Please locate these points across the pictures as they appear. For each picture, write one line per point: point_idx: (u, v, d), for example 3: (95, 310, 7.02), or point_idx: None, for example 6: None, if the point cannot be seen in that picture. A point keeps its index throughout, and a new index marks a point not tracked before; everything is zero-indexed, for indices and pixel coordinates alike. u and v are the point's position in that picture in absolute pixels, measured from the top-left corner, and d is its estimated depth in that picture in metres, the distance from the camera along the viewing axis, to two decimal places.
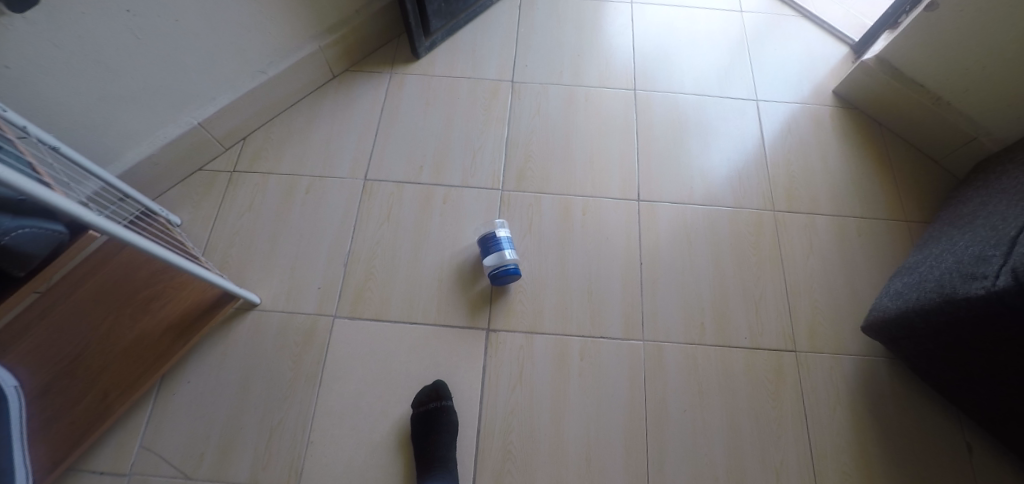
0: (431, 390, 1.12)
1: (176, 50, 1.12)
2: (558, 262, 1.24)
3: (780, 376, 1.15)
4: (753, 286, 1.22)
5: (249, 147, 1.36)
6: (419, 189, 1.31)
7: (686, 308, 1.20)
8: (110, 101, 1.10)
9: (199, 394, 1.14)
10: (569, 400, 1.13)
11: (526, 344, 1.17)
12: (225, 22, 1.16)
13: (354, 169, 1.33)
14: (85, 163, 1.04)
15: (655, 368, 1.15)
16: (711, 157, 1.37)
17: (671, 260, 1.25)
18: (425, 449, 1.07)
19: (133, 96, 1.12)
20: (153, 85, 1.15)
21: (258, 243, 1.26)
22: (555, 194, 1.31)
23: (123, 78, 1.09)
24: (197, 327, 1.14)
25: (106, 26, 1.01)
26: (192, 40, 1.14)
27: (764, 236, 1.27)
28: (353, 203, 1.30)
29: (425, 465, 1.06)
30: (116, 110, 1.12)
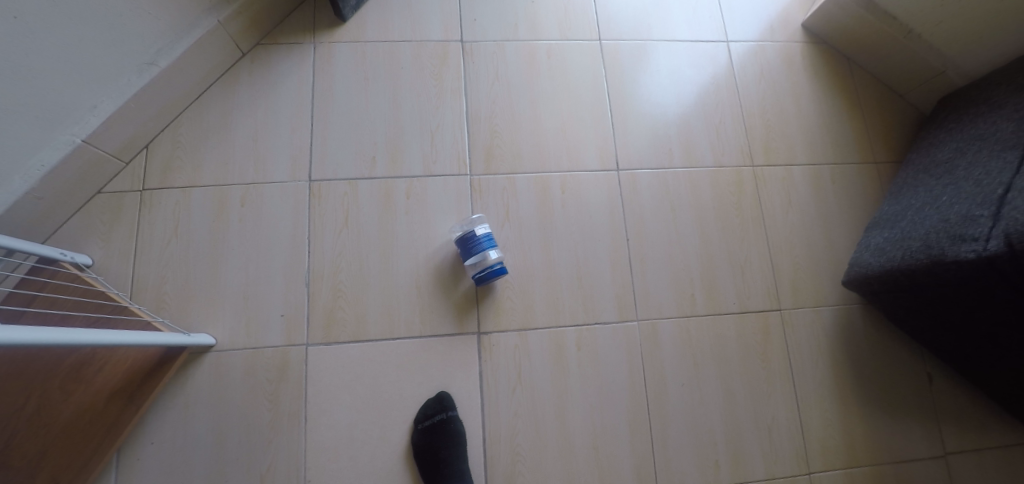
0: (436, 400, 1.06)
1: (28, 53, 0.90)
2: (543, 249, 1.15)
3: (767, 335, 1.17)
4: (738, 249, 1.21)
5: (155, 158, 1.16)
6: (376, 185, 1.16)
7: (676, 281, 1.17)
8: None
9: (168, 453, 1.02)
10: (572, 393, 1.09)
11: (521, 342, 1.10)
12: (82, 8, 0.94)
13: (295, 170, 1.16)
14: None
15: (652, 347, 1.13)
16: (686, 110, 1.29)
17: (657, 231, 1.19)
18: (434, 464, 1.02)
19: None
20: (8, 105, 0.92)
21: (197, 272, 1.11)
22: (529, 173, 1.19)
23: None
24: (147, 388, 0.99)
25: None
26: (45, 37, 0.92)
27: (744, 194, 1.24)
28: (301, 210, 1.14)
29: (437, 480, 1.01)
30: None
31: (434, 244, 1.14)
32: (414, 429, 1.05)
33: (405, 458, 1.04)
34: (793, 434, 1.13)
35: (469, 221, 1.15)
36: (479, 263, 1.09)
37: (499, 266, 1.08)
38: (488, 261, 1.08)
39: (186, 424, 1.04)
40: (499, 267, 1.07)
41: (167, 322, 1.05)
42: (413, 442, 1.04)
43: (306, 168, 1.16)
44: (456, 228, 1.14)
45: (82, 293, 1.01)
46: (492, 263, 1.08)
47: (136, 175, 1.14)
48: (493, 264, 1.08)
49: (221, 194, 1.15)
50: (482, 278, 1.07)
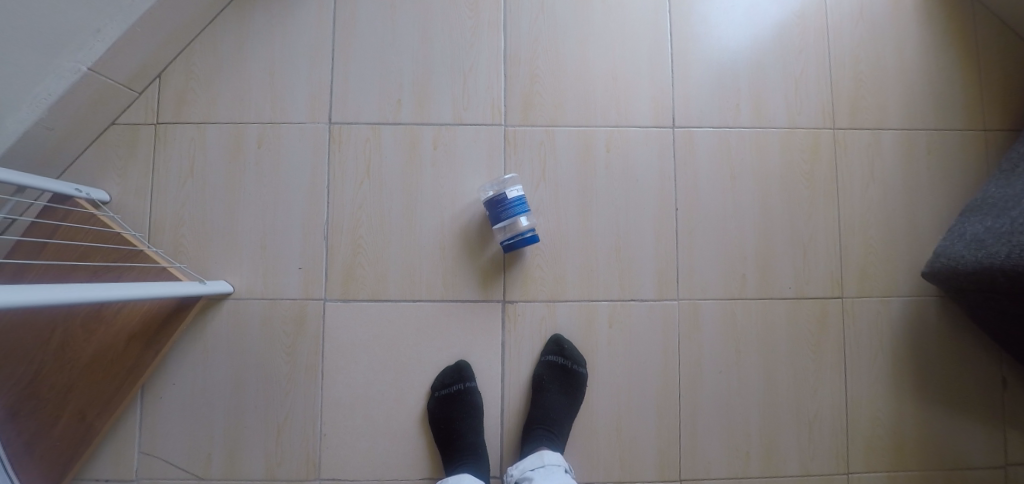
0: (454, 369, 1.01)
1: None
2: (580, 215, 1.04)
3: (823, 325, 1.05)
4: (803, 225, 1.06)
5: (169, 89, 1.07)
6: (401, 131, 1.05)
7: (727, 258, 1.05)
8: None
9: (190, 395, 1.02)
10: (599, 371, 1.02)
11: (548, 314, 1.03)
12: None
13: (314, 111, 1.06)
14: None
15: (691, 329, 1.03)
16: (764, 57, 1.09)
17: (712, 201, 1.05)
18: (449, 434, 0.99)
19: None
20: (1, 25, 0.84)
21: (214, 216, 1.05)
22: (572, 126, 1.05)
23: None
24: (163, 334, 0.97)
25: None
26: None
27: (819, 162, 1.07)
28: (320, 156, 1.05)
29: (451, 450, 0.99)
30: None
31: (459, 202, 1.04)
32: (431, 396, 1.02)
33: (421, 423, 1.02)
34: (837, 431, 1.04)
35: (503, 181, 1.04)
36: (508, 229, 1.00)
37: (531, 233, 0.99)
38: (518, 227, 1.00)
39: (206, 369, 1.03)
40: (531, 234, 0.99)
41: (185, 269, 1.02)
42: (429, 409, 1.01)
43: (326, 109, 1.06)
44: (487, 188, 1.04)
45: (98, 232, 0.97)
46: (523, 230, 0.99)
47: (150, 106, 1.07)
48: (524, 232, 0.99)
49: (238, 135, 1.07)
50: (510, 244, 0.99)
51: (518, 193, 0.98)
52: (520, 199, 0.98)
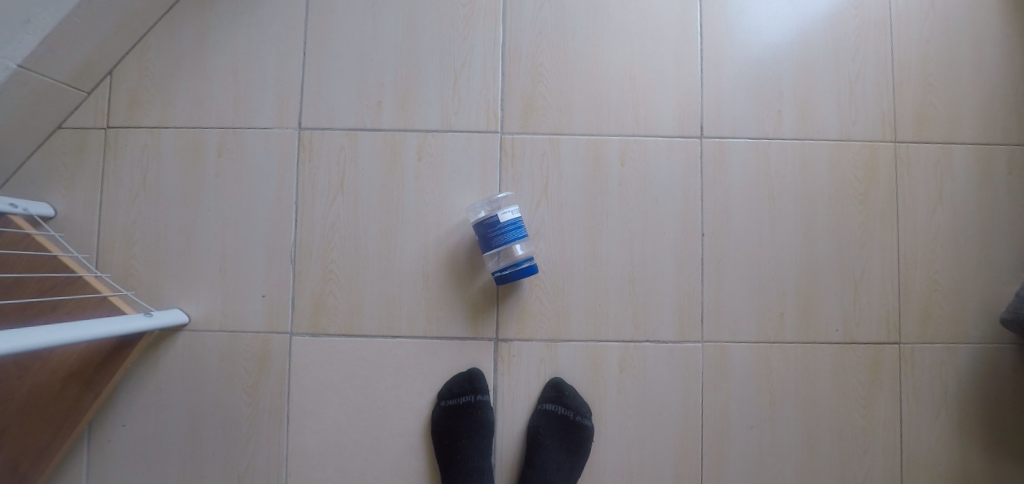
0: (466, 377, 0.87)
1: None
2: (588, 241, 0.89)
3: (875, 374, 0.89)
4: (855, 256, 0.89)
5: (121, 88, 0.94)
6: (381, 138, 0.91)
7: (762, 295, 0.88)
8: None
9: (141, 438, 0.90)
10: (607, 424, 0.87)
11: (548, 356, 0.88)
12: None
13: (282, 115, 0.92)
14: None
15: (717, 377, 0.88)
16: (813, 54, 0.91)
17: (746, 226, 0.89)
18: (452, 453, 0.86)
19: None
20: None
21: (169, 234, 0.92)
22: (580, 134, 0.90)
23: None
24: (107, 373, 0.85)
25: None
26: None
27: (876, 181, 0.90)
28: (288, 167, 0.91)
29: (452, 471, 0.85)
30: None
31: (446, 222, 0.90)
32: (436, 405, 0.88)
33: (424, 437, 0.88)
34: None
35: (498, 202, 0.89)
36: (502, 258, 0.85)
37: (529, 264, 0.85)
38: (515, 256, 0.85)
39: (160, 409, 0.90)
40: (529, 265, 0.84)
41: (133, 298, 0.90)
42: (433, 419, 0.87)
43: (296, 113, 0.92)
44: (479, 208, 0.89)
45: (31, 255, 0.85)
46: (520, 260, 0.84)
47: (100, 108, 0.94)
48: (521, 262, 0.85)
49: (197, 141, 0.93)
50: (504, 275, 0.84)
51: (514, 216, 0.83)
52: (516, 223, 0.83)
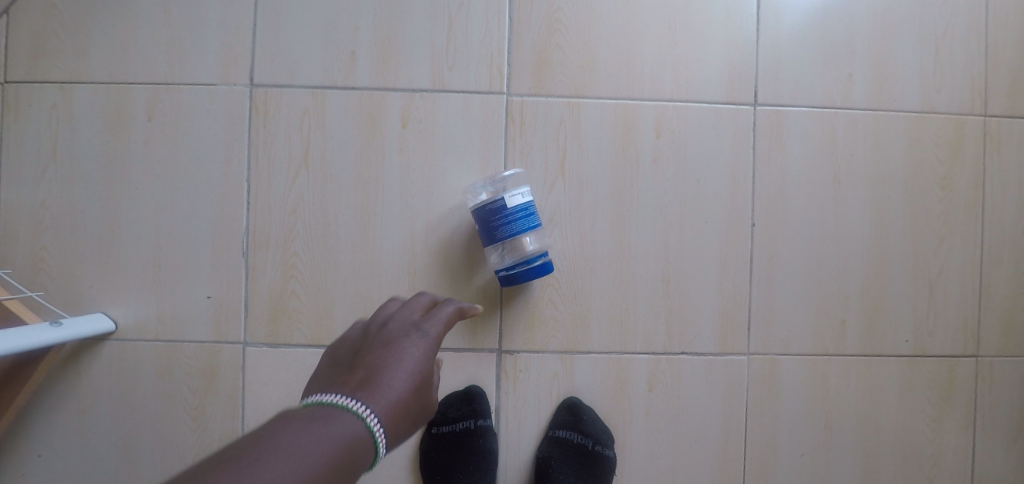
0: (463, 396, 0.72)
1: None
2: (614, 231, 0.72)
3: (948, 392, 0.75)
4: (931, 253, 0.74)
5: (20, 30, 0.73)
6: (357, 100, 0.72)
7: (820, 298, 0.73)
8: None
9: (58, 471, 0.73)
10: (632, 453, 0.72)
11: (562, 371, 0.72)
12: None
13: (230, 68, 0.73)
14: None
15: (765, 396, 0.73)
16: (893, 3, 0.74)
17: (804, 214, 0.73)
18: None
19: None
20: None
21: (88, 217, 0.73)
22: (606, 97, 0.72)
23: None
24: (7, 397, 0.66)
25: None
26: None
27: (960, 161, 0.74)
28: (238, 135, 0.72)
29: None
30: None
31: (437, 206, 0.72)
32: (426, 432, 0.72)
33: (411, 471, 0.72)
34: None
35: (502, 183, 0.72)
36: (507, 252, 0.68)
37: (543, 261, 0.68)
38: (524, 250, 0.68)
39: (82, 436, 0.73)
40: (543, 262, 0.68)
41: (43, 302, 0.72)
42: (422, 448, 0.72)
43: (247, 65, 0.73)
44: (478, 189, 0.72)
45: None
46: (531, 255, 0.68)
47: None
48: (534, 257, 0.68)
49: (121, 101, 0.73)
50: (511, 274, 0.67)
51: (525, 199, 0.65)
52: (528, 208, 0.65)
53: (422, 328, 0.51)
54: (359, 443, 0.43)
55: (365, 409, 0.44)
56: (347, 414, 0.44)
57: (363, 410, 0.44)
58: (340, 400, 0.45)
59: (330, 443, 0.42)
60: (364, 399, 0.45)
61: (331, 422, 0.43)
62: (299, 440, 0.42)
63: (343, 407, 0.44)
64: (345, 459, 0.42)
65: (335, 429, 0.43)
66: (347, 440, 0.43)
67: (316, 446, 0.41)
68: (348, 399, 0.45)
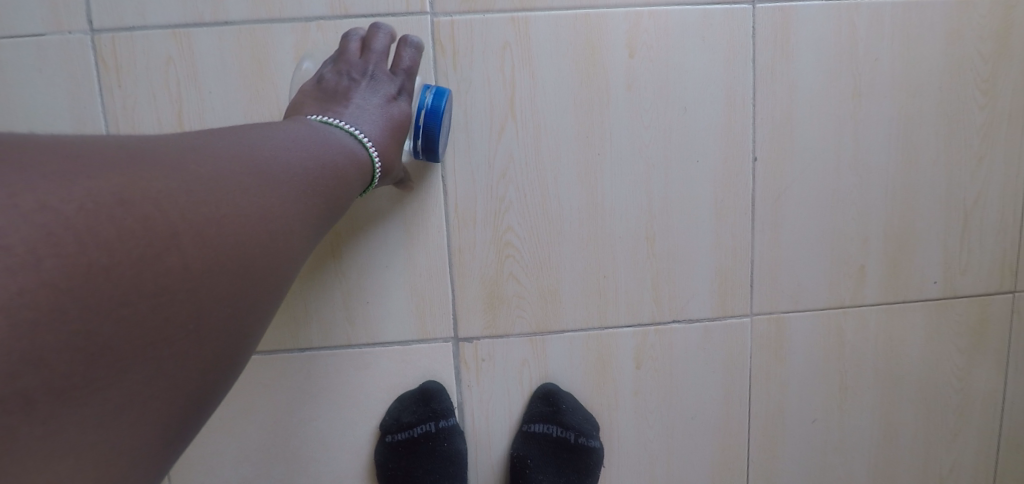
0: (419, 396, 0.60)
1: None
2: (584, 182, 0.58)
3: (979, 336, 0.65)
4: (967, 176, 0.61)
5: None
6: (235, 39, 0.55)
7: (835, 241, 0.61)
8: None
9: None
10: (620, 439, 0.62)
11: (533, 356, 0.61)
12: None
13: (59, 8, 0.54)
14: None
15: (771, 361, 0.63)
16: None
17: (817, 139, 0.59)
18: None
19: None
20: None
21: None
22: (561, 9, 0.55)
23: None
24: None
25: None
26: None
27: (1008, 58, 0.60)
28: (88, 99, 0.56)
29: None
30: None
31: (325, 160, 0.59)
32: (379, 440, 0.61)
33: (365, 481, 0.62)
34: None
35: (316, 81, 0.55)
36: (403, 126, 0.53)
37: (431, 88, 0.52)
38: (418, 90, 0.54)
39: None
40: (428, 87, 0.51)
41: None
42: (376, 459, 0.61)
43: (81, 3, 0.54)
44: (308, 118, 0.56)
45: None
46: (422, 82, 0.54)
47: None
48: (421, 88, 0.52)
49: None
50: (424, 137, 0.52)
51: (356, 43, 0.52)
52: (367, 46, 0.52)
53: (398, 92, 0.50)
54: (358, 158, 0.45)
55: (355, 128, 0.46)
56: (340, 130, 0.45)
57: (354, 128, 0.46)
58: (336, 120, 0.45)
59: (340, 146, 0.44)
60: (344, 118, 0.46)
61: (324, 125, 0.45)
62: (302, 131, 0.42)
63: (333, 125, 0.45)
64: (345, 162, 0.44)
65: (332, 132, 0.44)
66: (347, 145, 0.44)
67: (323, 144, 0.42)
68: (337, 118, 0.46)
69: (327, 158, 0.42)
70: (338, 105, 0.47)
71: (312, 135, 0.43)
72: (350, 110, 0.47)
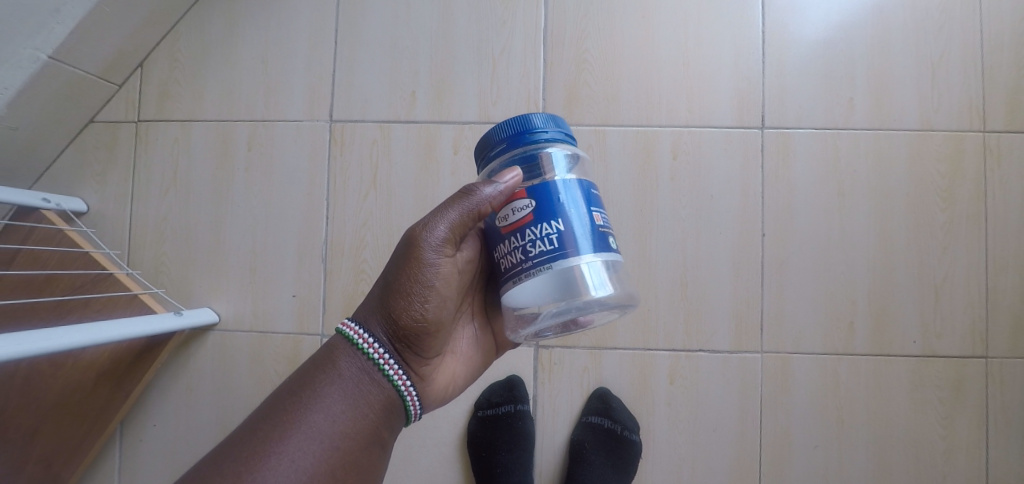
0: (505, 384, 0.82)
1: None
2: (637, 241, 0.82)
3: (959, 393, 0.80)
4: (936, 261, 0.80)
5: (151, 80, 0.92)
6: (416, 131, 0.86)
7: (829, 301, 0.80)
8: None
9: (173, 437, 0.89)
10: (657, 439, 0.81)
11: (592, 365, 0.82)
12: None
13: (313, 106, 0.88)
14: None
15: (779, 392, 0.80)
16: (889, 33, 0.82)
17: (811, 223, 0.81)
18: (488, 467, 0.80)
19: None
20: None
21: (199, 229, 0.90)
22: (628, 125, 0.83)
23: None
24: (140, 372, 0.83)
25: None
26: None
27: (961, 175, 0.81)
28: (319, 163, 0.88)
29: None
30: None
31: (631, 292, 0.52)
32: (473, 415, 0.83)
33: (458, 447, 0.83)
34: None
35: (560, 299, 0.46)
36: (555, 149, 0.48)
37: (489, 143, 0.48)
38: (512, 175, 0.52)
39: (190, 410, 0.89)
40: (497, 141, 0.47)
41: (165, 297, 0.88)
42: (470, 430, 0.82)
43: (327, 105, 0.88)
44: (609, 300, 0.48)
45: (64, 252, 0.84)
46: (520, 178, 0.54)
47: (129, 101, 0.92)
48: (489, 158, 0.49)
49: (226, 135, 0.90)
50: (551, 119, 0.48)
51: (540, 246, 0.45)
52: (543, 229, 0.45)
53: (438, 243, 0.51)
54: (378, 396, 0.51)
55: (376, 344, 0.51)
56: (363, 360, 0.51)
57: (373, 346, 0.51)
58: (361, 336, 0.51)
59: (330, 416, 0.49)
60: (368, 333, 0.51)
61: (349, 364, 0.51)
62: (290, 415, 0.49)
63: (359, 350, 0.51)
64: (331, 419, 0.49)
65: (348, 376, 0.51)
66: (356, 391, 0.50)
67: (314, 420, 0.48)
68: (363, 332, 0.51)
69: (311, 425, 0.48)
70: (387, 312, 0.51)
71: (326, 401, 0.49)
72: (375, 319, 0.52)
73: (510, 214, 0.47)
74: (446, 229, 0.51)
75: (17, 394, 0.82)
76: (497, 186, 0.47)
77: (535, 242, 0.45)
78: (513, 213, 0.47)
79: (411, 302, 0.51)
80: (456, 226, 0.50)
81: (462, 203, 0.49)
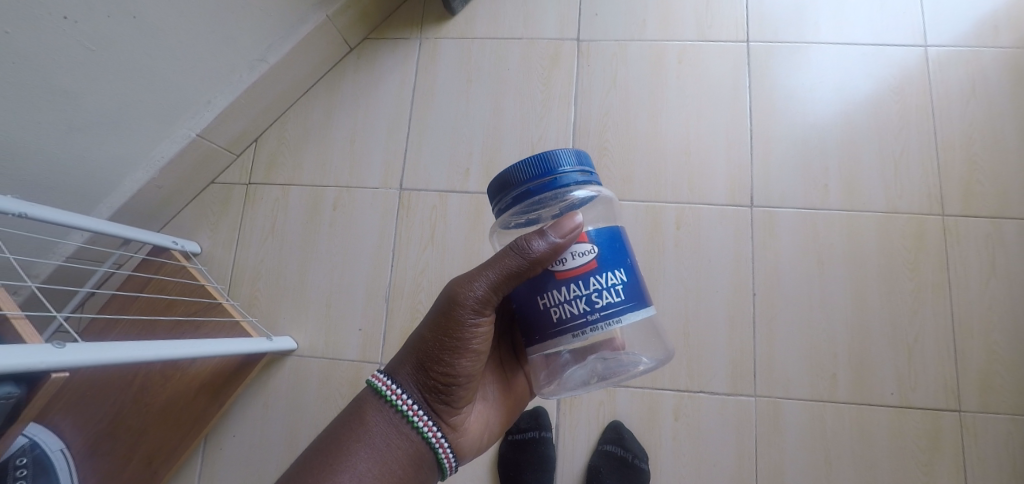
0: (532, 414, 0.97)
1: (165, 62, 0.92)
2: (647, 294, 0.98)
3: (936, 442, 0.90)
4: (907, 322, 0.94)
5: (262, 152, 1.17)
6: (468, 199, 1.07)
7: (813, 354, 0.94)
8: (107, 132, 0.93)
9: (248, 446, 1.04)
10: (663, 469, 0.92)
11: (607, 400, 0.96)
12: (217, 24, 0.95)
13: (387, 177, 1.11)
14: (94, 228, 0.89)
15: (772, 433, 0.92)
16: (856, 134, 1.01)
17: (796, 286, 0.96)
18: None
19: (124, 123, 0.94)
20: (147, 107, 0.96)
21: (287, 271, 1.10)
22: (640, 201, 1.01)
23: (113, 106, 0.90)
24: (232, 386, 1.01)
25: (106, 57, 0.84)
26: (185, 52, 0.94)
27: (925, 251, 0.95)
28: (389, 221, 1.09)
29: None
30: (109, 143, 0.94)
31: (666, 334, 0.68)
32: (504, 439, 0.97)
33: (490, 468, 0.96)
34: None
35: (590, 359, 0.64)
36: (584, 188, 0.58)
37: (532, 165, 0.55)
38: (532, 212, 0.60)
39: (264, 424, 1.05)
40: (529, 188, 0.55)
41: (256, 324, 1.07)
42: (500, 452, 0.96)
43: (398, 177, 1.10)
44: (643, 362, 0.62)
45: (184, 284, 1.05)
46: (531, 219, 0.63)
47: (244, 168, 1.17)
48: (521, 200, 0.56)
49: (316, 198, 1.13)
50: (584, 160, 0.58)
51: (610, 296, 0.55)
52: (608, 279, 0.55)
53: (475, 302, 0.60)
54: (404, 447, 0.60)
55: (404, 396, 0.61)
56: (394, 413, 0.60)
57: (402, 398, 0.60)
58: (392, 390, 0.60)
59: (362, 467, 0.57)
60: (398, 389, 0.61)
61: (377, 419, 0.60)
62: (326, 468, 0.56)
63: (389, 405, 0.61)
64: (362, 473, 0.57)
65: (375, 434, 0.59)
66: (382, 446, 0.59)
67: (348, 472, 0.56)
68: (393, 388, 0.61)
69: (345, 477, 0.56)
70: (419, 366, 0.62)
71: (357, 455, 0.58)
72: (407, 372, 0.62)
73: (570, 259, 0.55)
74: (483, 290, 0.59)
75: (132, 401, 1.00)
76: (551, 239, 0.55)
77: (601, 292, 0.55)
78: (572, 258, 0.55)
79: (444, 357, 0.61)
80: (494, 286, 0.59)
81: (504, 267, 0.57)
